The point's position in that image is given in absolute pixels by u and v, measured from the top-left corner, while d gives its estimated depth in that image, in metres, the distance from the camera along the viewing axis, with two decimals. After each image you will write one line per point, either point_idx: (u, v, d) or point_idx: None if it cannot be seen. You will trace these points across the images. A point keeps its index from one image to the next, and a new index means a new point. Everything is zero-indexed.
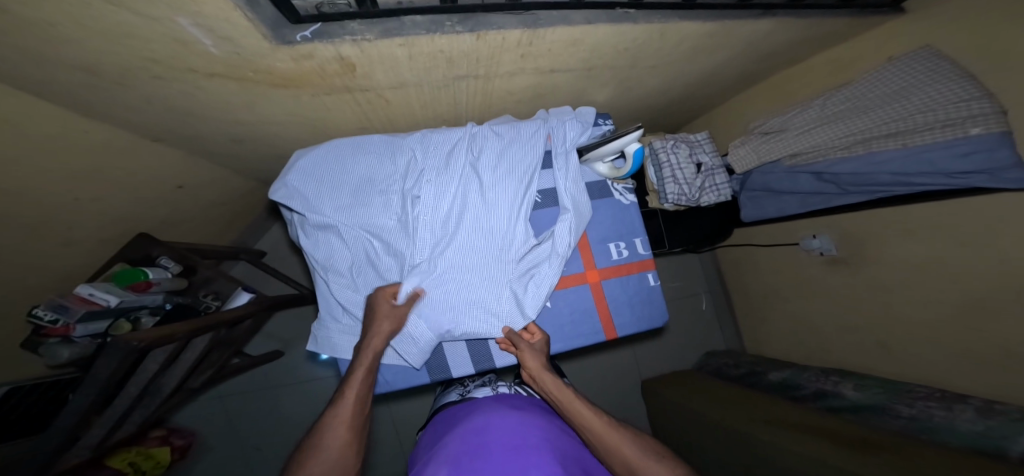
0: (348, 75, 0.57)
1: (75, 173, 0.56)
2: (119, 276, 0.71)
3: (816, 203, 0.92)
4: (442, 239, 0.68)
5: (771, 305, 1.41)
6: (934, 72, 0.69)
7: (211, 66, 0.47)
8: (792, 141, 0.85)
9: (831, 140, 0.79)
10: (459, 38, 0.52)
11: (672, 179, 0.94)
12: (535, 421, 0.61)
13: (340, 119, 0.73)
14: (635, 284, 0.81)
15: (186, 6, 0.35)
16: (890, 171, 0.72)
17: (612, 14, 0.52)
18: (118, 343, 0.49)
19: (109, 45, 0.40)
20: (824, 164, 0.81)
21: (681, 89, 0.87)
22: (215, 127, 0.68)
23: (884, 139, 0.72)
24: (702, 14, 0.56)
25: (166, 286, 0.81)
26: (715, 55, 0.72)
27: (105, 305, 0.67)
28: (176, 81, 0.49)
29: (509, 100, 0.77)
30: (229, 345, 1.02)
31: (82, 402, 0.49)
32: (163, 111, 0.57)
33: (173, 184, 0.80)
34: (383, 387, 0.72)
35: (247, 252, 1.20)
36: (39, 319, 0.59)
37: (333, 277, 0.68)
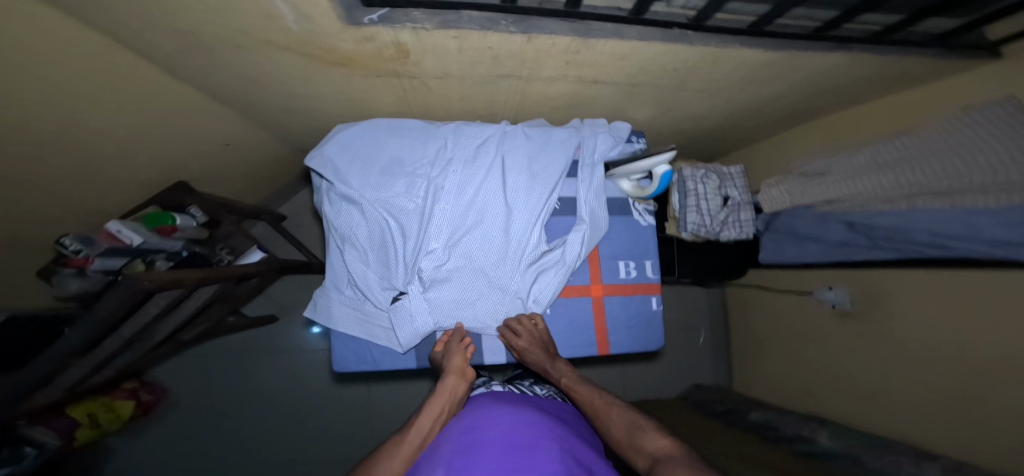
0: (400, 60, 0.59)
1: (144, 121, 0.60)
2: (147, 218, 0.75)
3: (842, 255, 0.88)
4: (460, 229, 0.69)
5: (770, 349, 1.37)
6: (1015, 126, 0.61)
7: (287, 41, 0.50)
8: (831, 187, 0.83)
9: (874, 191, 0.75)
10: (510, 39, 0.53)
11: (695, 209, 0.93)
12: (530, 416, 0.57)
13: (383, 102, 0.76)
14: (636, 306, 0.80)
15: None
16: (927, 230, 0.68)
17: (669, 33, 0.51)
18: (129, 280, 0.50)
19: (209, 18, 0.43)
20: (863, 215, 0.78)
21: (722, 120, 0.87)
22: (272, 96, 0.71)
23: (931, 197, 0.67)
24: (766, 45, 0.54)
25: (188, 233, 0.84)
26: (761, 90, 0.71)
27: (128, 244, 0.69)
28: (254, 51, 0.52)
29: (545, 105, 0.78)
30: (228, 303, 1.03)
31: (76, 335, 0.50)
32: (232, 76, 0.61)
33: (221, 142, 0.83)
34: (369, 365, 0.72)
35: (269, 213, 1.24)
36: (64, 247, 0.60)
37: (346, 248, 0.69)
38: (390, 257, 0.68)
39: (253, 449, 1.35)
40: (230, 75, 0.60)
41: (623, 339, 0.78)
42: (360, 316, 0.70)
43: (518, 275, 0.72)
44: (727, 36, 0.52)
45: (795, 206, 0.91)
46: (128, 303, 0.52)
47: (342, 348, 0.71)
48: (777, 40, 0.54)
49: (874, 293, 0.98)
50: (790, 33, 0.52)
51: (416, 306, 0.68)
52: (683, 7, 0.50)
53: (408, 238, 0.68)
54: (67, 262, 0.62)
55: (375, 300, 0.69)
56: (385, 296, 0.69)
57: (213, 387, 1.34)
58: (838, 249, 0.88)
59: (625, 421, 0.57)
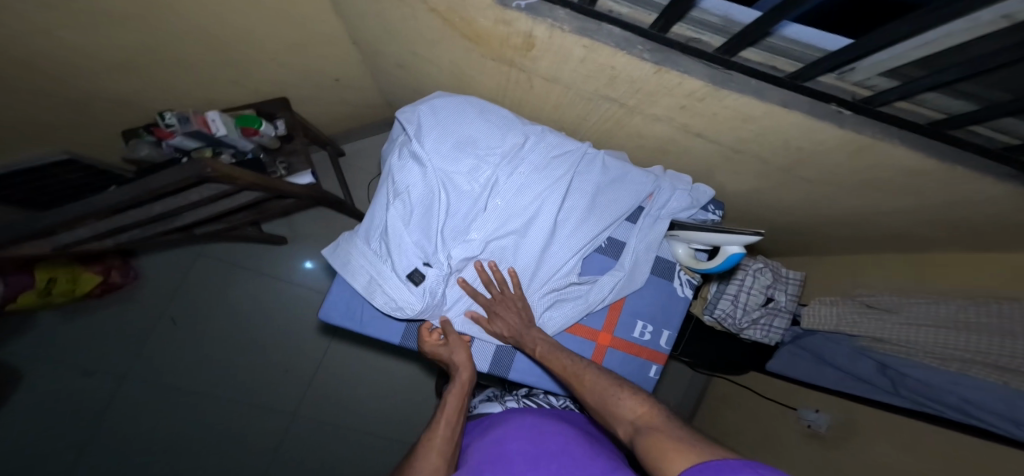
0: (521, 52, 0.61)
1: (267, 13, 0.64)
2: (242, 117, 0.81)
3: (854, 390, 0.79)
4: (504, 230, 0.66)
5: None
6: None
7: (439, 3, 0.55)
8: (886, 326, 0.73)
9: (926, 343, 0.66)
10: (639, 65, 0.52)
11: (730, 298, 0.89)
12: (558, 425, 0.53)
13: (485, 84, 0.78)
14: (635, 369, 0.73)
15: None
16: (959, 393, 0.59)
17: (818, 107, 0.49)
18: (199, 164, 0.51)
19: None
20: (902, 362, 0.69)
21: (800, 219, 0.84)
22: (395, 48, 0.78)
23: (988, 368, 0.58)
24: (925, 148, 0.49)
25: (263, 141, 0.88)
26: (867, 200, 0.66)
27: (213, 133, 0.76)
28: (408, 6, 0.59)
29: (633, 140, 0.78)
30: (260, 214, 1.03)
31: (127, 192, 0.52)
32: (375, 15, 0.67)
33: (331, 77, 0.95)
34: (354, 325, 0.67)
35: (331, 147, 1.28)
36: (163, 119, 0.70)
37: (394, 201, 0.65)
38: (433, 229, 0.64)
39: (185, 360, 1.24)
40: (374, 14, 0.66)
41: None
42: (372, 275, 0.65)
43: (538, 296, 0.67)
44: (892, 126, 0.49)
45: (838, 332, 0.82)
46: (183, 183, 0.53)
47: (337, 296, 0.68)
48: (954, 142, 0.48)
49: (856, 427, 0.81)
50: (975, 143, 0.47)
51: (430, 285, 0.63)
52: (857, 84, 0.48)
53: (453, 218, 0.65)
54: (155, 131, 0.74)
55: (398, 263, 0.63)
56: (408, 263, 0.64)
57: (186, 280, 1.29)
58: (852, 383, 0.79)
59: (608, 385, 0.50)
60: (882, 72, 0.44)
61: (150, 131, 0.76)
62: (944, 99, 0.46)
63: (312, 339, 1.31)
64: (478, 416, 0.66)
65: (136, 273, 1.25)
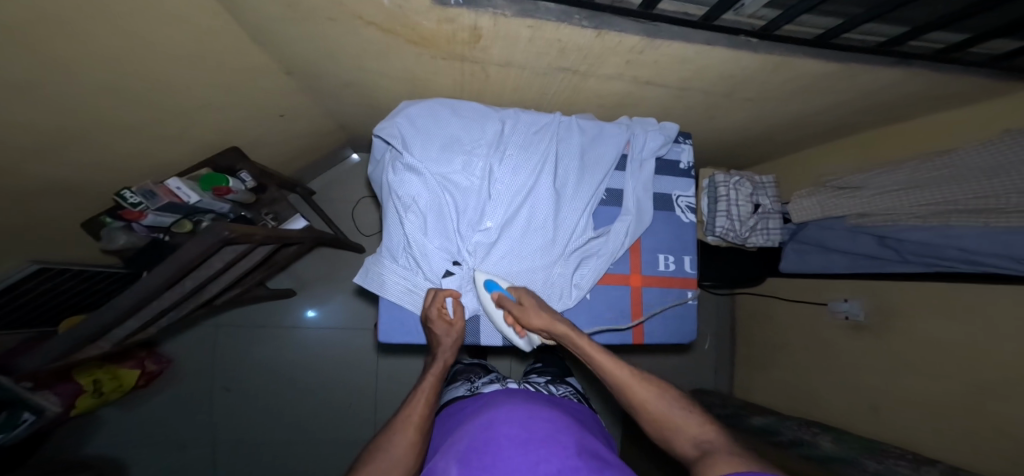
0: (470, 44, 0.64)
1: (216, 63, 0.62)
2: (204, 179, 0.82)
3: (871, 269, 0.81)
4: (513, 211, 0.67)
5: (760, 354, 1.34)
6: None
7: (375, 16, 0.55)
8: (867, 200, 0.76)
9: (906, 206, 0.71)
10: (580, 32, 0.58)
11: (724, 215, 0.86)
12: (549, 413, 0.58)
13: (439, 83, 0.80)
14: (673, 302, 0.72)
15: None
16: (958, 245, 0.64)
17: (733, 40, 0.55)
18: (216, 229, 0.57)
19: None
20: (892, 230, 0.73)
21: (752, 134, 0.92)
22: (336, 71, 0.77)
23: (967, 214, 0.63)
24: (834, 54, 0.56)
25: (239, 196, 0.92)
26: (806, 104, 0.74)
27: (185, 201, 0.77)
28: (343, 25, 0.58)
29: (592, 102, 0.82)
30: (271, 265, 1.06)
31: (160, 274, 0.56)
32: (313, 47, 0.67)
33: (277, 113, 0.92)
34: (414, 338, 0.69)
35: (301, 187, 1.26)
36: (126, 199, 0.69)
37: (406, 215, 0.66)
38: (449, 229, 0.67)
39: (252, 419, 1.31)
40: (311, 45, 0.65)
41: (655, 333, 0.72)
42: (411, 288, 0.68)
43: (562, 262, 0.68)
44: (795, 46, 0.55)
45: (826, 217, 0.83)
46: (209, 250, 0.58)
47: (388, 317, 0.69)
48: (839, 52, 0.56)
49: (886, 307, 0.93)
50: (854, 47, 0.54)
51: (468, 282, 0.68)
52: (750, 16, 0.54)
53: (464, 214, 0.67)
54: (122, 214, 0.70)
55: (429, 270, 0.67)
56: (439, 267, 0.68)
57: (217, 353, 1.30)
58: (864, 261, 0.81)
59: (682, 418, 0.55)
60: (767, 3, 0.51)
61: (115, 216, 0.72)
62: (817, 19, 0.54)
63: (353, 363, 1.37)
64: (474, 396, 0.70)
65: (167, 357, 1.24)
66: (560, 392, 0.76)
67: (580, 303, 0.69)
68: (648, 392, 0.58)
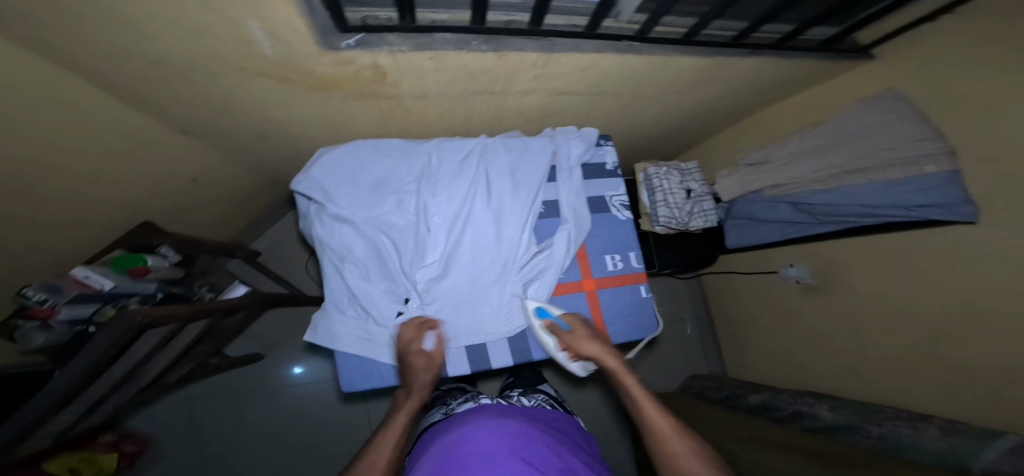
0: (377, 83, 0.64)
1: (93, 134, 0.58)
2: (120, 260, 0.75)
3: (798, 232, 0.86)
4: (452, 241, 0.65)
5: (732, 335, 1.35)
6: (897, 112, 0.67)
7: (261, 66, 0.55)
8: (774, 173, 0.81)
9: (807, 174, 0.76)
10: (482, 56, 0.59)
11: (663, 204, 0.89)
12: (513, 425, 0.55)
13: (361, 123, 0.79)
14: (629, 299, 0.72)
15: (262, 13, 0.43)
16: (857, 203, 0.70)
17: (618, 45, 0.61)
18: (122, 315, 0.48)
19: (178, 45, 0.48)
20: (802, 196, 0.78)
21: (672, 125, 0.98)
22: (248, 123, 0.75)
23: (854, 174, 0.70)
24: (700, 49, 0.64)
25: (162, 274, 0.86)
26: (707, 92, 0.80)
27: (99, 288, 0.69)
28: (223, 77, 0.58)
29: (518, 118, 0.84)
30: (217, 337, 0.98)
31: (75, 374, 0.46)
32: (212, 100, 0.65)
33: (188, 178, 0.87)
34: (377, 382, 0.65)
35: (243, 250, 1.20)
36: (29, 298, 0.59)
37: (345, 266, 0.64)
38: (391, 271, 0.64)
39: None
40: (211, 99, 0.63)
41: (619, 331, 0.71)
42: (364, 336, 0.64)
43: (513, 282, 0.67)
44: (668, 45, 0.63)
45: (747, 192, 0.87)
46: (121, 341, 0.49)
47: (347, 369, 0.65)
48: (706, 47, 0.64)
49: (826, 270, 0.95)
50: (714, 41, 0.62)
51: None
52: (630, 22, 0.61)
53: (404, 253, 0.64)
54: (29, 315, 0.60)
55: (378, 316, 0.64)
56: (388, 311, 0.64)
57: (195, 428, 1.18)
58: (791, 227, 0.86)
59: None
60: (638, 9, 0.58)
61: (23, 316, 0.60)
62: (679, 19, 0.63)
63: (325, 423, 1.25)
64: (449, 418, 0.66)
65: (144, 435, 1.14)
66: (533, 403, 0.73)
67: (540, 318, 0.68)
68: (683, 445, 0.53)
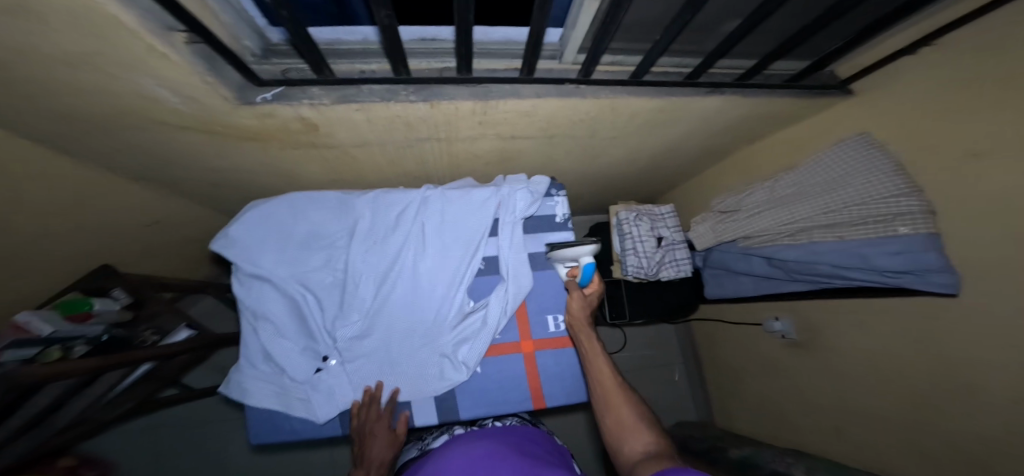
0: (310, 133, 0.59)
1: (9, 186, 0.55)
2: (64, 304, 0.66)
3: (770, 288, 0.79)
4: (377, 301, 0.60)
5: (722, 379, 1.23)
6: (867, 163, 0.61)
7: (179, 120, 0.52)
8: (744, 223, 0.78)
9: (776, 225, 0.73)
10: (413, 106, 0.55)
11: (633, 252, 0.83)
12: (487, 447, 0.52)
13: (310, 172, 0.75)
14: (571, 363, 0.65)
15: (150, 71, 0.41)
16: (827, 262, 0.65)
17: (562, 88, 0.58)
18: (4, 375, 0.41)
19: (80, 101, 0.45)
20: (772, 251, 0.73)
21: (646, 163, 0.91)
22: (190, 172, 0.72)
23: (823, 230, 0.66)
24: (648, 90, 0.61)
25: (106, 318, 0.73)
26: (675, 129, 0.75)
27: (38, 334, 0.59)
28: (153, 130, 0.55)
29: (475, 162, 0.79)
30: (159, 379, 0.88)
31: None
32: (143, 153, 0.63)
33: (151, 219, 0.84)
34: (289, 436, 0.60)
35: (214, 284, 1.10)
36: None
37: (260, 324, 0.60)
38: (310, 330, 0.60)
39: None
40: (137, 149, 0.60)
41: (556, 395, 0.64)
42: (279, 392, 0.59)
43: (441, 344, 0.61)
44: (618, 87, 0.59)
45: (721, 243, 0.84)
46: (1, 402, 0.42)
47: (257, 422, 0.60)
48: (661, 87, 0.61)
49: (812, 317, 0.87)
50: (668, 81, 0.60)
51: (342, 380, 0.60)
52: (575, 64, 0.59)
53: (326, 312, 0.60)
54: None
55: (293, 374, 0.59)
56: (303, 370, 0.59)
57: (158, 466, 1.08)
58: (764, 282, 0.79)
59: (640, 430, 0.47)
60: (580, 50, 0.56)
61: None
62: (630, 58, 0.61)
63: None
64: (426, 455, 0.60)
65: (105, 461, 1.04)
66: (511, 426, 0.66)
67: (472, 379, 0.62)
68: (622, 397, 0.51)
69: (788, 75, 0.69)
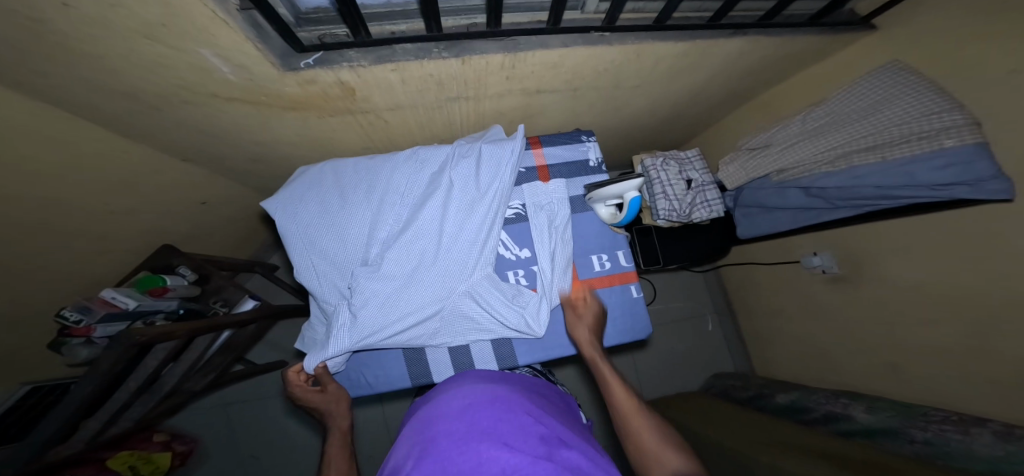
0: (348, 99, 0.62)
1: (86, 167, 0.59)
2: (139, 281, 0.72)
3: (810, 221, 0.76)
4: (421, 254, 0.61)
5: (759, 327, 1.24)
6: (909, 83, 0.62)
7: (231, 92, 0.54)
8: (776, 156, 0.77)
9: (813, 155, 0.70)
10: (445, 63, 0.57)
11: (663, 196, 0.83)
12: (492, 395, 0.42)
13: (345, 140, 0.78)
14: (618, 301, 0.68)
15: (210, 39, 0.42)
16: (868, 185, 0.63)
17: (588, 37, 0.58)
18: (122, 335, 0.49)
19: (149, 76, 0.47)
20: (809, 181, 0.71)
21: (669, 109, 0.90)
22: (237, 149, 0.76)
23: (863, 153, 0.63)
24: (673, 36, 0.60)
25: (181, 292, 0.80)
26: (703, 72, 0.74)
27: (125, 308, 0.65)
28: (203, 104, 0.56)
29: (500, 120, 0.81)
30: (236, 350, 0.94)
31: (86, 388, 0.48)
32: (195, 133, 0.66)
33: (197, 201, 0.89)
34: (365, 389, 0.63)
35: (261, 265, 1.16)
36: (64, 319, 0.57)
37: (316, 284, 0.62)
38: None
39: None
40: (189, 127, 0.63)
41: (609, 334, 0.67)
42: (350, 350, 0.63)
43: (490, 294, 0.62)
44: (642, 32, 0.59)
45: (752, 180, 0.82)
46: (128, 357, 0.50)
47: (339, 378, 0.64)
48: (683, 31, 0.61)
49: (856, 252, 0.86)
50: (693, 24, 0.58)
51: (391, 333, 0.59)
52: (596, 12, 0.57)
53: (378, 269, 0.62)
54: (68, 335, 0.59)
55: None
56: None
57: (237, 435, 1.19)
58: (803, 214, 0.76)
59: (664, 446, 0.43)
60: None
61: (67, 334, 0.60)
62: (651, 4, 0.59)
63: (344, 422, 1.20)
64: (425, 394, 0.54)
65: (191, 437, 1.15)
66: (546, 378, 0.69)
67: None
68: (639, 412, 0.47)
69: (812, 15, 0.66)
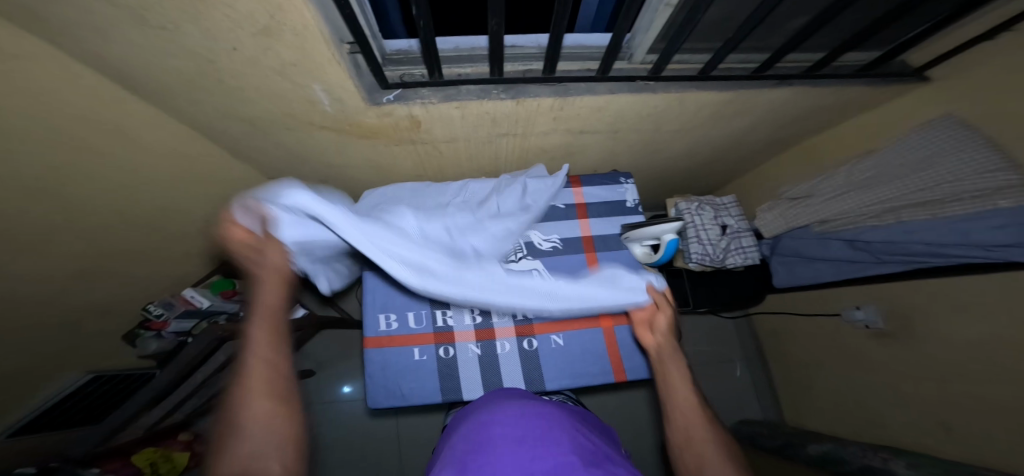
0: (412, 130, 0.69)
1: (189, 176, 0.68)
2: (216, 284, 0.79)
3: (855, 274, 0.74)
4: None
5: (795, 384, 1.15)
6: (960, 142, 0.62)
7: (322, 120, 0.62)
8: (819, 207, 0.77)
9: (859, 207, 0.70)
10: (502, 103, 0.64)
11: (696, 240, 0.84)
12: (539, 408, 0.41)
13: (401, 167, 0.86)
14: None
15: (320, 76, 0.50)
16: (920, 241, 0.61)
17: (633, 86, 0.63)
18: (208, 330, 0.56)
19: (261, 104, 0.56)
20: (855, 232, 0.70)
21: (706, 154, 0.93)
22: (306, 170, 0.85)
23: (913, 208, 0.63)
24: (717, 83, 0.65)
25: (247, 296, 0.86)
26: (741, 121, 0.77)
27: (198, 306, 0.73)
28: (295, 130, 0.65)
29: (542, 156, 0.87)
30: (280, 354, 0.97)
31: (170, 372, 0.55)
32: (279, 156, 0.75)
33: None
34: (398, 400, 0.62)
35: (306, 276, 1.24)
36: (149, 312, 0.67)
37: (368, 297, 0.67)
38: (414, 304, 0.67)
39: None
40: (275, 149, 0.73)
41: (639, 369, 0.66)
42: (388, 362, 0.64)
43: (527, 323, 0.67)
44: (686, 81, 0.64)
45: (793, 228, 0.82)
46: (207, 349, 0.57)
47: (373, 386, 0.62)
48: (726, 82, 0.66)
49: (905, 310, 0.81)
50: (734, 74, 0.64)
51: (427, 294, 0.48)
52: (642, 63, 0.64)
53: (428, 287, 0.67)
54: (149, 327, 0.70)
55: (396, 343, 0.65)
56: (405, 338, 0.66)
57: None
58: (848, 266, 0.74)
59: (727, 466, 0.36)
60: (650, 49, 0.61)
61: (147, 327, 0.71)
62: (694, 56, 0.64)
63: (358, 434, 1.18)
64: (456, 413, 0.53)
65: None
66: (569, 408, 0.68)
67: (555, 352, 0.66)
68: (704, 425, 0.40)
69: (860, 66, 0.69)
